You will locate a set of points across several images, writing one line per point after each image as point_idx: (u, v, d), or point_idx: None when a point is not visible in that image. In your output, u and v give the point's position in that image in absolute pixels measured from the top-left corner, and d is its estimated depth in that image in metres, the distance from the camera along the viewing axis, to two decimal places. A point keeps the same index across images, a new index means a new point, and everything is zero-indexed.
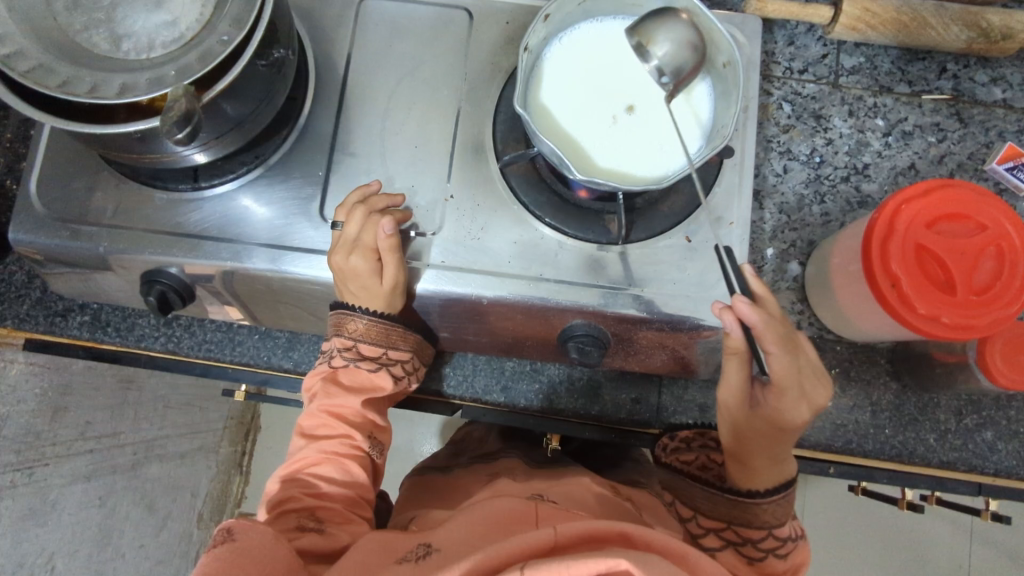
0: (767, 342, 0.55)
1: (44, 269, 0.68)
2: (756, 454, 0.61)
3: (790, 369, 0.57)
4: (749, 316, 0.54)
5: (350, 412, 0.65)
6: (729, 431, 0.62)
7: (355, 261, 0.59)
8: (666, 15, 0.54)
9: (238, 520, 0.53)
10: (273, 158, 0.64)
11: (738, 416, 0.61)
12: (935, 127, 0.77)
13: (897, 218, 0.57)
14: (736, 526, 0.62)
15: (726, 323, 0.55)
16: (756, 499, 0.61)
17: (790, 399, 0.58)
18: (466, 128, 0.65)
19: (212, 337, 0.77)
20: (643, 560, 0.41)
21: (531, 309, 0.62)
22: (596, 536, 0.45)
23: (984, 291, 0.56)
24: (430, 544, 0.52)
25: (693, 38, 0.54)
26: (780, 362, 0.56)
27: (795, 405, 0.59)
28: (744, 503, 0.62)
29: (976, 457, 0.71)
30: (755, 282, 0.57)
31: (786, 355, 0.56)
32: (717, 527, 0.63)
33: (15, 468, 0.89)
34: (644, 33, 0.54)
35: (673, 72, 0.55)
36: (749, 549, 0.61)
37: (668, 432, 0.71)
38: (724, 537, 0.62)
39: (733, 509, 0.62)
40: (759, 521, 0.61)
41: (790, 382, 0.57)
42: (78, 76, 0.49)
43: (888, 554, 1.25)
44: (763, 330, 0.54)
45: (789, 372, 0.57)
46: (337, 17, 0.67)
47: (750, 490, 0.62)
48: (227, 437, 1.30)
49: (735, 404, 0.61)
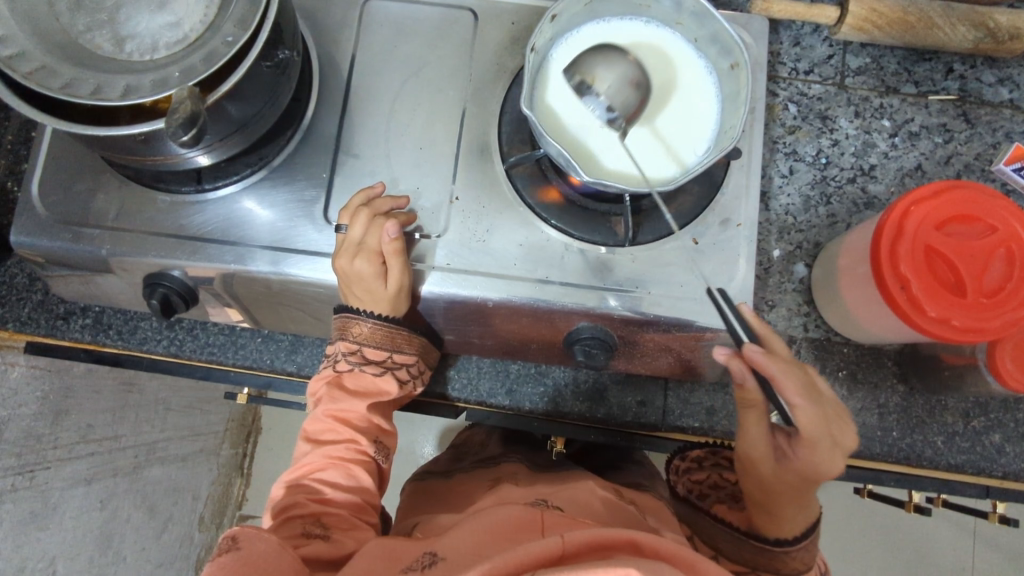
0: (788, 389, 0.56)
1: (45, 272, 0.67)
2: (783, 505, 0.62)
3: (815, 418, 0.57)
4: (762, 365, 0.55)
5: (356, 417, 0.65)
6: (754, 483, 0.62)
7: (360, 266, 0.59)
8: (604, 51, 0.52)
9: (242, 528, 0.53)
10: (276, 160, 0.64)
11: (765, 470, 0.61)
12: (942, 128, 0.76)
13: (907, 219, 0.57)
14: (761, 571, 0.64)
15: (736, 373, 0.58)
16: (785, 547, 0.62)
17: (821, 451, 0.58)
18: (471, 129, 0.64)
19: (215, 341, 0.76)
20: (650, 567, 0.40)
21: (537, 312, 0.62)
22: (604, 544, 0.45)
23: (994, 293, 0.56)
24: (436, 552, 0.51)
25: (632, 72, 0.52)
26: (804, 411, 0.57)
27: (825, 455, 0.58)
28: (772, 551, 0.63)
29: (984, 460, 0.71)
30: (751, 318, 0.59)
31: (810, 405, 0.57)
32: (740, 569, 0.65)
33: (17, 472, 0.87)
34: (585, 71, 0.52)
35: (621, 109, 0.53)
36: None
37: (677, 453, 0.74)
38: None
39: (757, 555, 0.64)
40: (787, 567, 0.63)
41: (817, 432, 0.57)
42: (81, 78, 0.48)
43: (891, 556, 1.25)
44: (780, 378, 0.55)
45: (815, 422, 0.57)
46: (341, 18, 0.67)
47: (778, 537, 0.62)
48: (228, 439, 1.30)
49: (760, 457, 0.61)
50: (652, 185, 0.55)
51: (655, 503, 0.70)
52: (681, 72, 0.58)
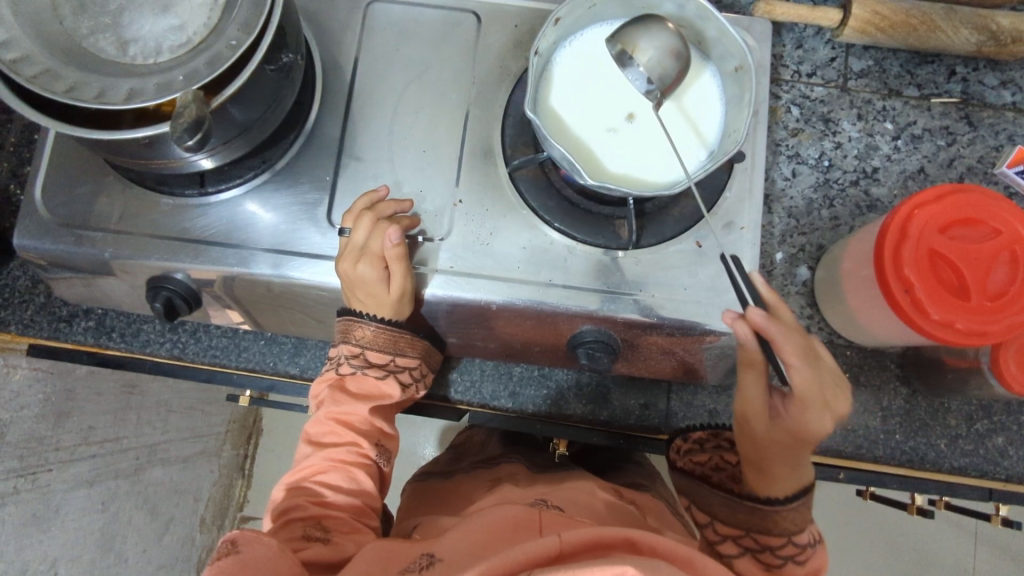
0: (786, 352, 0.54)
1: (48, 274, 0.67)
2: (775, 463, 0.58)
3: (810, 379, 0.55)
4: (763, 323, 0.54)
5: (358, 419, 0.65)
6: (748, 442, 0.60)
7: (365, 270, 0.59)
8: (651, 22, 0.52)
9: (242, 531, 0.53)
10: (280, 163, 0.64)
11: (757, 428, 0.59)
12: (945, 130, 0.76)
13: (911, 222, 0.57)
14: (754, 534, 0.58)
15: (740, 332, 0.55)
16: (775, 505, 0.58)
17: (814, 411, 0.56)
18: (475, 132, 0.64)
19: (218, 343, 0.76)
20: (648, 566, 0.40)
21: (541, 314, 0.62)
22: (600, 543, 0.45)
23: (998, 296, 0.56)
24: (434, 554, 0.51)
25: (678, 44, 0.51)
26: (798, 372, 0.55)
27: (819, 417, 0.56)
28: (763, 510, 0.58)
29: (987, 462, 0.71)
30: (763, 287, 0.57)
31: (807, 367, 0.55)
32: (734, 534, 0.60)
33: (18, 474, 0.89)
34: (628, 41, 0.51)
35: (658, 80, 0.52)
36: (768, 557, 0.57)
37: (681, 434, 0.70)
38: (743, 544, 0.59)
39: (750, 516, 0.59)
40: (778, 528, 0.58)
41: (813, 394, 0.55)
42: (85, 81, 0.48)
43: (893, 558, 1.25)
44: (779, 337, 0.54)
45: (808, 382, 0.55)
46: (344, 21, 0.67)
47: (769, 497, 0.58)
48: (229, 441, 1.30)
49: (755, 418, 0.59)
50: (654, 188, 0.55)
51: (657, 505, 0.70)
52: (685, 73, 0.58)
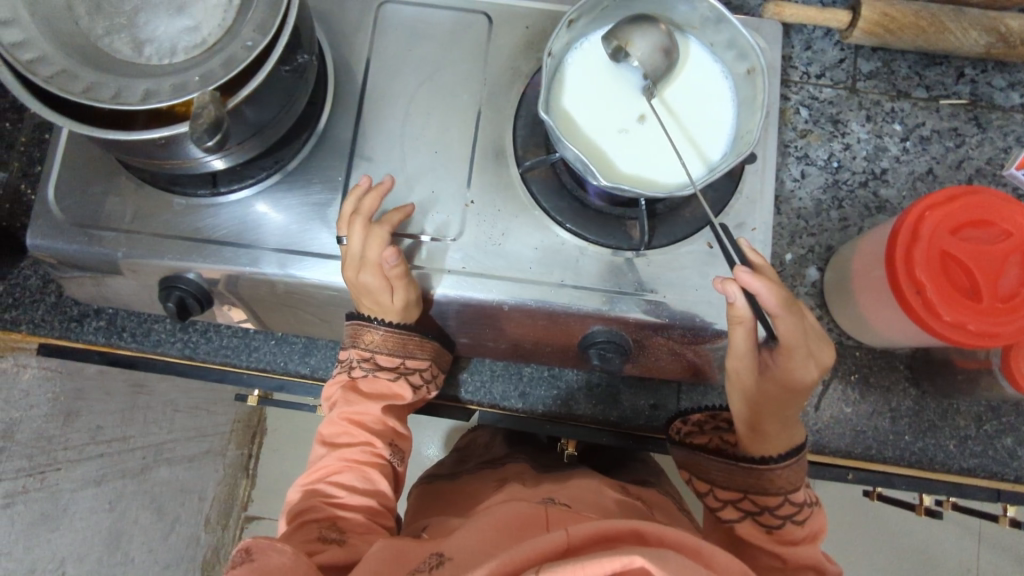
0: (775, 307, 0.55)
1: (59, 273, 0.67)
2: (766, 417, 0.60)
3: (796, 329, 0.57)
4: (754, 282, 0.53)
5: (371, 419, 0.65)
6: (738, 400, 0.61)
7: (366, 279, 0.59)
8: (644, 21, 0.55)
9: (255, 540, 0.54)
10: (292, 163, 0.64)
11: (747, 384, 0.60)
12: (953, 132, 0.76)
13: (922, 224, 0.57)
14: (753, 495, 0.60)
15: (731, 294, 0.54)
16: (770, 465, 0.59)
17: (799, 360, 0.58)
18: (486, 133, 0.65)
19: (228, 343, 0.77)
20: (657, 556, 0.40)
21: (553, 315, 0.62)
22: (608, 535, 0.44)
23: (1010, 298, 0.56)
24: (443, 553, 0.51)
25: (667, 43, 0.55)
26: (786, 322, 0.56)
27: (804, 364, 0.58)
28: (759, 471, 0.60)
29: (996, 464, 0.71)
30: (750, 253, 0.58)
31: (793, 317, 0.56)
32: (734, 499, 0.61)
33: (28, 474, 0.89)
34: (622, 37, 0.55)
35: (649, 73, 0.56)
36: (767, 518, 0.59)
37: (679, 416, 0.68)
38: (742, 508, 0.61)
39: (747, 477, 0.61)
40: (775, 487, 0.59)
41: (798, 343, 0.57)
42: (101, 82, 0.48)
43: (897, 559, 1.25)
44: (770, 294, 0.54)
45: (796, 332, 0.57)
46: (356, 22, 0.67)
47: (763, 454, 0.60)
48: (234, 440, 1.31)
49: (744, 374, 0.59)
50: (667, 189, 0.55)
51: (660, 498, 0.71)
52: (697, 75, 0.58)
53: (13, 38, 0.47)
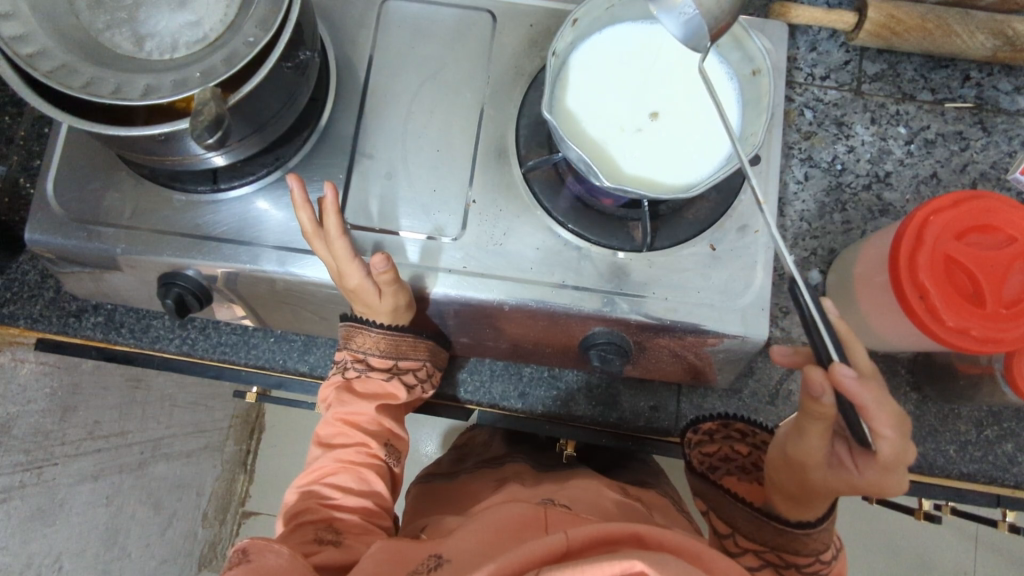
0: (878, 420, 0.47)
1: (56, 268, 0.67)
2: (816, 498, 0.55)
3: (899, 448, 0.49)
4: (853, 389, 0.45)
5: (365, 419, 0.65)
6: (794, 477, 0.55)
7: (354, 274, 0.58)
8: None
9: (252, 540, 0.54)
10: (293, 159, 0.63)
11: (816, 475, 0.53)
12: (958, 135, 0.76)
13: (926, 229, 0.56)
14: (780, 552, 0.58)
15: (818, 386, 0.48)
16: (808, 530, 0.56)
17: (885, 479, 0.51)
18: (489, 131, 0.64)
19: (227, 340, 0.76)
20: (658, 559, 0.39)
21: (553, 316, 0.62)
22: (607, 539, 0.44)
23: (1014, 304, 0.56)
24: (442, 555, 0.51)
25: None
26: (890, 443, 0.49)
27: (882, 477, 0.52)
28: (792, 533, 0.57)
29: (996, 469, 0.71)
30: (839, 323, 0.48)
31: (896, 439, 0.49)
32: (758, 548, 0.59)
33: None
34: None
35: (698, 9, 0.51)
36: (792, 573, 0.58)
37: (691, 426, 0.68)
38: (765, 557, 0.59)
39: (776, 536, 0.58)
40: (807, 549, 0.57)
41: (892, 466, 0.50)
42: (102, 77, 0.48)
43: (893, 561, 1.25)
44: (873, 411, 0.46)
45: (896, 453, 0.49)
46: (359, 17, 0.67)
47: (800, 520, 0.56)
48: (233, 436, 1.27)
49: (817, 463, 0.52)
50: (671, 189, 0.55)
51: (658, 499, 0.71)
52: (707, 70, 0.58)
53: (12, 32, 0.47)
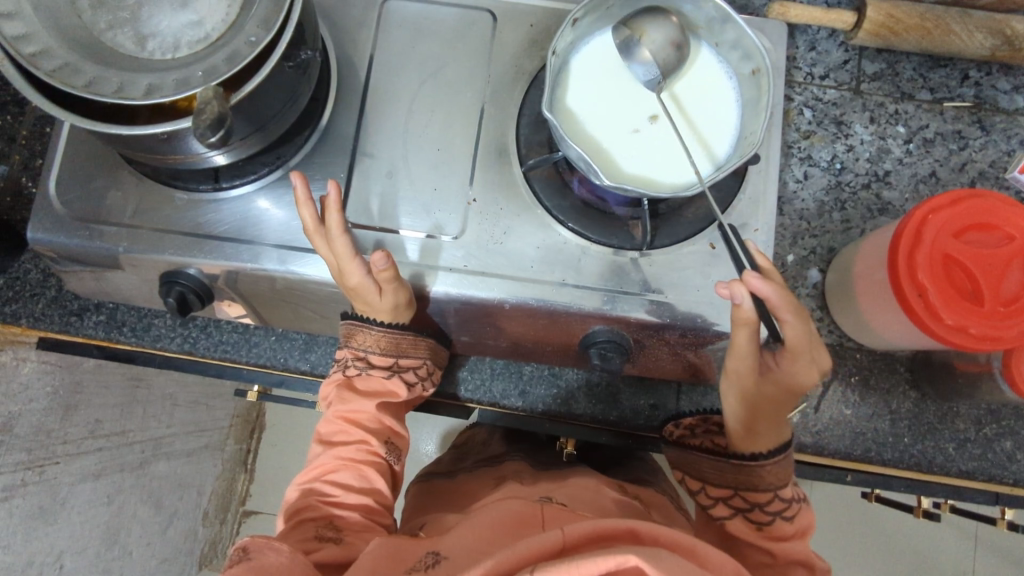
0: (783, 312, 0.52)
1: (58, 266, 0.67)
2: (760, 416, 0.59)
3: (804, 336, 0.54)
4: (762, 288, 0.51)
5: (366, 417, 0.66)
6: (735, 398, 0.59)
7: (354, 272, 0.58)
8: (658, 14, 0.56)
9: (253, 538, 0.54)
10: (295, 158, 0.64)
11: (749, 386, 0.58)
12: (957, 135, 0.76)
13: (925, 227, 0.57)
14: (743, 492, 0.60)
15: (737, 296, 0.51)
16: (761, 461, 0.59)
17: (801, 365, 0.56)
18: (489, 130, 0.64)
19: (228, 339, 0.77)
20: (652, 554, 0.39)
21: (554, 314, 0.62)
22: (604, 535, 0.44)
23: (1012, 302, 0.56)
24: (440, 552, 0.51)
25: (679, 37, 0.55)
26: (795, 329, 0.53)
27: (802, 365, 0.56)
28: (748, 467, 0.60)
29: (994, 467, 0.71)
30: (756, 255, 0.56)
31: (802, 324, 0.53)
32: (725, 496, 0.61)
33: (26, 467, 0.87)
34: (637, 28, 0.55)
35: (661, 69, 0.56)
36: (757, 514, 0.59)
37: (673, 419, 0.69)
38: (733, 505, 0.61)
39: (737, 475, 0.60)
40: (764, 484, 0.59)
41: (804, 349, 0.55)
42: (104, 76, 0.48)
43: (892, 560, 1.25)
44: (778, 304, 0.52)
45: (804, 340, 0.54)
46: (359, 17, 0.67)
47: (753, 452, 0.59)
48: (233, 436, 1.31)
49: (745, 372, 0.57)
50: (671, 189, 0.55)
51: (659, 498, 0.71)
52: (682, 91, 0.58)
53: (14, 31, 0.47)
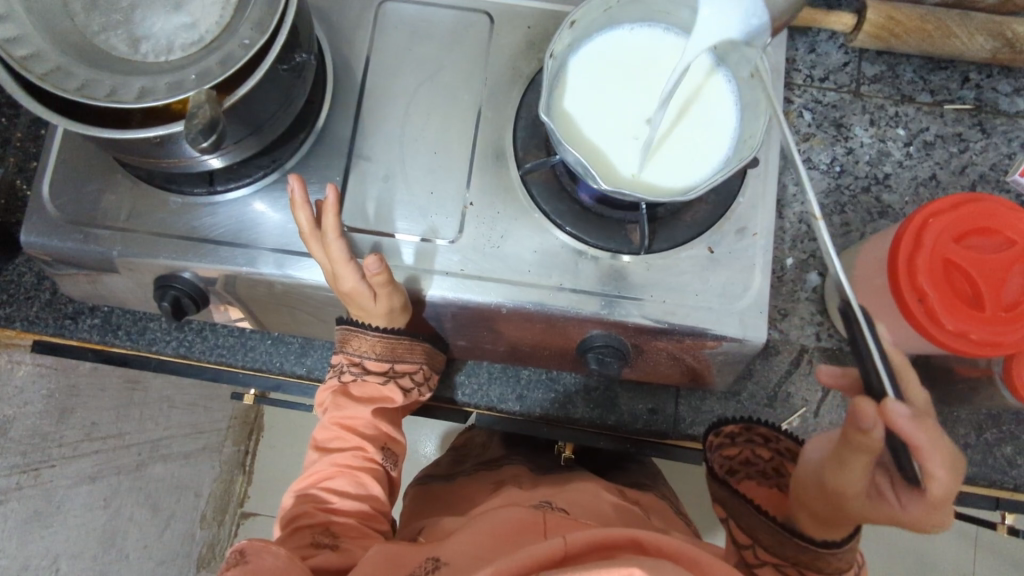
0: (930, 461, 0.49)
1: (53, 270, 0.66)
2: (844, 519, 0.54)
3: (948, 492, 0.50)
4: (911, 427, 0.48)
5: (361, 424, 0.65)
6: (826, 503, 0.54)
7: (347, 277, 0.57)
8: None
9: (250, 540, 0.53)
10: (290, 161, 0.63)
11: (854, 505, 0.53)
12: (957, 137, 0.76)
13: (925, 232, 0.56)
14: (802, 568, 0.56)
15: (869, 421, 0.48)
16: (833, 549, 0.55)
17: (925, 515, 0.51)
18: (487, 133, 0.64)
19: (224, 342, 0.76)
20: (654, 564, 0.39)
21: (551, 319, 0.61)
22: (606, 543, 0.44)
23: (1013, 307, 0.56)
24: (440, 558, 0.51)
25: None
26: (942, 483, 0.49)
27: (923, 520, 0.52)
28: (817, 551, 0.55)
29: (995, 471, 0.71)
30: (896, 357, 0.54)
31: (951, 482, 0.50)
32: (778, 562, 0.57)
33: (21, 470, 0.95)
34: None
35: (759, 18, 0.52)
36: None
37: (715, 429, 0.65)
38: (784, 572, 0.57)
39: (800, 552, 0.56)
40: (830, 568, 0.55)
41: (941, 503, 0.51)
42: (96, 79, 0.47)
43: (893, 562, 1.25)
44: (926, 450, 0.48)
45: (945, 496, 0.50)
46: (356, 19, 0.66)
47: (827, 539, 0.55)
48: (230, 437, 1.22)
49: (856, 495, 0.52)
50: (669, 193, 0.55)
51: (656, 502, 0.70)
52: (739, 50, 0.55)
53: (6, 34, 0.47)
